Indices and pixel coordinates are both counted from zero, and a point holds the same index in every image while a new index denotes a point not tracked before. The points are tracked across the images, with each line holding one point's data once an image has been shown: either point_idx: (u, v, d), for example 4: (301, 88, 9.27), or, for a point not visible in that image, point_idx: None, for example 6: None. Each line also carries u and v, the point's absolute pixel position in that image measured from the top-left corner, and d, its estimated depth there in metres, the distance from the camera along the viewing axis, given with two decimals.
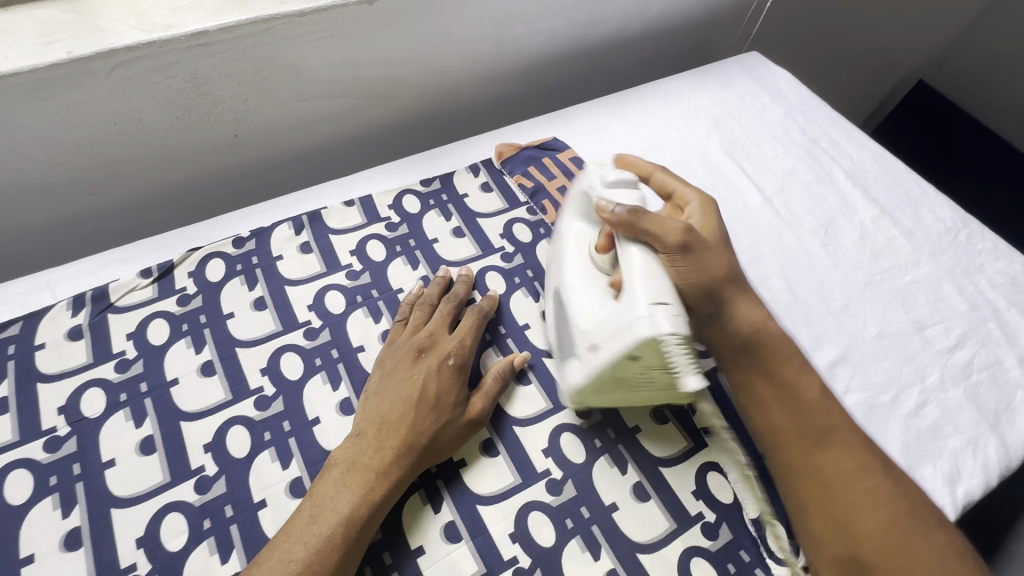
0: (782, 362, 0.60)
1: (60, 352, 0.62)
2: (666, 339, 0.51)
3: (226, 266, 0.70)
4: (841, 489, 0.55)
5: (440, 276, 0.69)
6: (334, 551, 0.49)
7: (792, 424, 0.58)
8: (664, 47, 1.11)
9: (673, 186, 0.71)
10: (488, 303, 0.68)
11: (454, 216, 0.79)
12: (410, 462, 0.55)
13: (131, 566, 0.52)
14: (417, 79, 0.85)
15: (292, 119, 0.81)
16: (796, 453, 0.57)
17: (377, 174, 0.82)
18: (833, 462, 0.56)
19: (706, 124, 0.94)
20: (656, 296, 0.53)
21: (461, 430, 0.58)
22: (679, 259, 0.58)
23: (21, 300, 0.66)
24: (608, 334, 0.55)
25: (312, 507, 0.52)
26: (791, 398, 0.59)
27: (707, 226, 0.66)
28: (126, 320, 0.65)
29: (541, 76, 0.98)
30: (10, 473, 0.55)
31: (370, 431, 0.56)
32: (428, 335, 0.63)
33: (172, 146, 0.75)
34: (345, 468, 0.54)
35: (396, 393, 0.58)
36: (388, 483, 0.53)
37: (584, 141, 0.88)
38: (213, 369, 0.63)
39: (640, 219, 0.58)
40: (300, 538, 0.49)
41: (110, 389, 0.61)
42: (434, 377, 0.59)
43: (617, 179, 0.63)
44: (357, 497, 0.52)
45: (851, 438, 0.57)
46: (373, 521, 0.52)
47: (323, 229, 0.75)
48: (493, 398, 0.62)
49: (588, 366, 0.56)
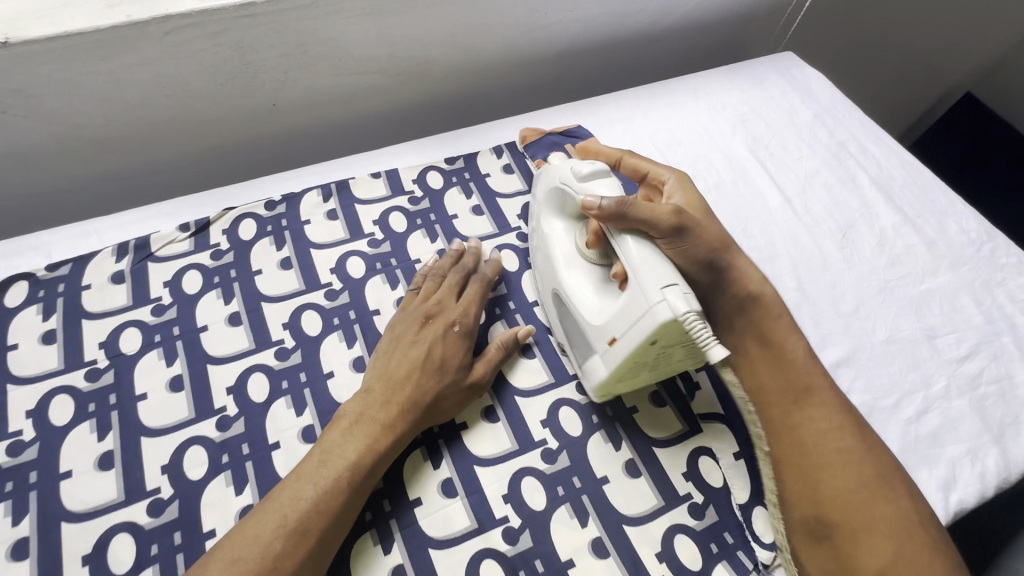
0: (772, 327, 0.64)
1: (104, 293, 0.68)
2: (687, 317, 0.51)
3: (258, 226, 0.75)
4: (816, 446, 0.58)
5: (452, 248, 0.72)
6: (341, 493, 0.53)
7: (776, 386, 0.62)
8: (696, 42, 1.11)
9: (644, 168, 0.74)
10: (492, 270, 0.71)
11: (474, 195, 0.81)
12: (414, 418, 0.58)
13: (156, 489, 0.57)
14: (449, 60, 0.88)
15: (328, 93, 0.84)
16: (778, 413, 0.60)
17: (405, 150, 0.85)
18: (810, 423, 0.59)
19: (732, 121, 0.94)
20: (664, 279, 0.53)
21: (465, 392, 0.62)
22: (676, 241, 0.60)
23: (73, 245, 0.71)
24: (625, 326, 0.56)
25: (321, 453, 0.55)
26: (775, 359, 0.63)
27: (690, 203, 0.70)
28: (164, 269, 0.70)
29: (571, 66, 1.00)
30: (53, 398, 0.61)
31: (378, 388, 0.59)
32: (435, 303, 0.66)
33: (217, 110, 0.79)
34: (354, 419, 0.57)
35: (405, 354, 0.61)
36: (393, 435, 0.57)
37: (609, 130, 0.90)
38: (240, 320, 0.68)
39: (630, 209, 0.56)
40: (309, 478, 0.53)
41: (146, 330, 0.66)
42: (440, 342, 0.62)
43: (590, 171, 0.63)
44: (363, 446, 0.56)
45: (829, 399, 0.61)
46: (378, 469, 0.56)
47: (350, 198, 0.78)
48: (496, 365, 0.65)
49: (611, 358, 0.58)
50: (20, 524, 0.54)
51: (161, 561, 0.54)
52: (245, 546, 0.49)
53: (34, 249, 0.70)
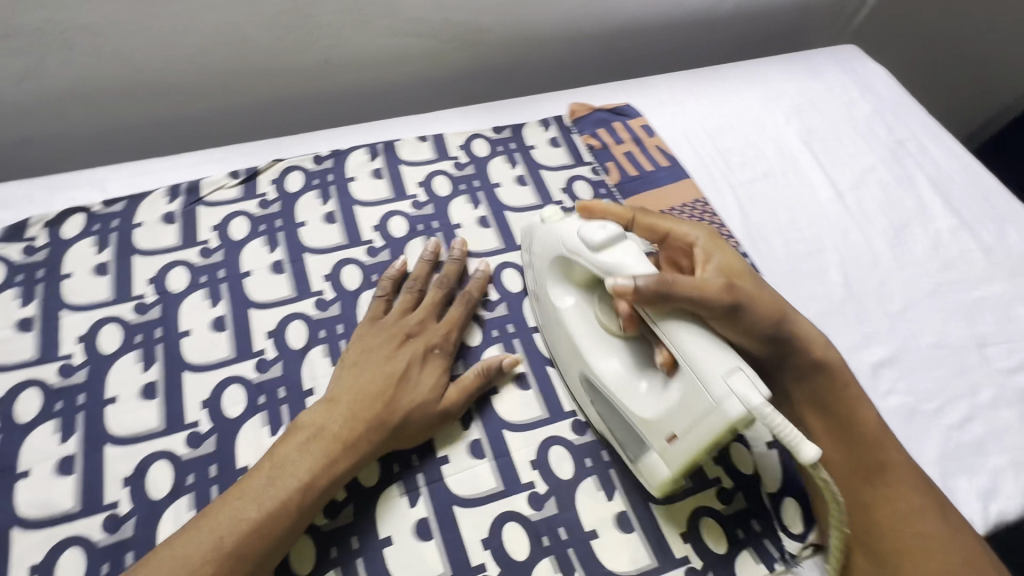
0: (840, 396, 0.59)
1: (155, 232, 0.69)
2: (760, 410, 0.45)
3: (304, 179, 0.75)
4: (895, 528, 0.53)
5: (428, 252, 0.68)
6: (289, 514, 0.50)
7: (848, 462, 0.57)
8: (754, 29, 1.07)
9: (663, 226, 0.63)
10: (477, 288, 0.67)
11: (519, 165, 0.80)
12: (377, 441, 0.55)
13: (195, 422, 0.58)
14: (502, 29, 0.87)
15: (380, 54, 0.84)
16: (847, 489, 0.57)
17: (452, 116, 0.85)
18: (887, 503, 0.55)
19: (786, 111, 0.91)
20: (726, 364, 0.47)
21: (431, 420, 0.58)
22: (728, 318, 0.53)
23: (128, 183, 0.73)
24: (686, 423, 0.50)
25: (272, 468, 0.52)
26: (841, 428, 0.59)
27: (733, 267, 0.60)
28: (212, 213, 0.71)
29: (623, 45, 0.98)
30: (103, 326, 0.63)
31: (344, 401, 0.56)
32: (417, 320, 0.63)
33: (271, 63, 0.80)
34: (312, 434, 0.54)
35: (375, 371, 0.58)
36: (353, 456, 0.54)
37: (659, 112, 0.88)
38: (282, 269, 0.69)
39: (672, 289, 0.50)
40: (254, 496, 0.50)
41: (193, 271, 0.67)
42: (417, 363, 0.60)
43: (604, 240, 0.55)
44: (318, 465, 0.52)
45: (906, 477, 0.56)
46: (331, 490, 0.53)
47: (396, 159, 0.78)
48: (470, 393, 0.61)
49: (673, 458, 0.52)
50: (67, 442, 0.56)
51: (196, 491, 0.55)
52: (174, 568, 0.45)
53: (91, 185, 0.72)
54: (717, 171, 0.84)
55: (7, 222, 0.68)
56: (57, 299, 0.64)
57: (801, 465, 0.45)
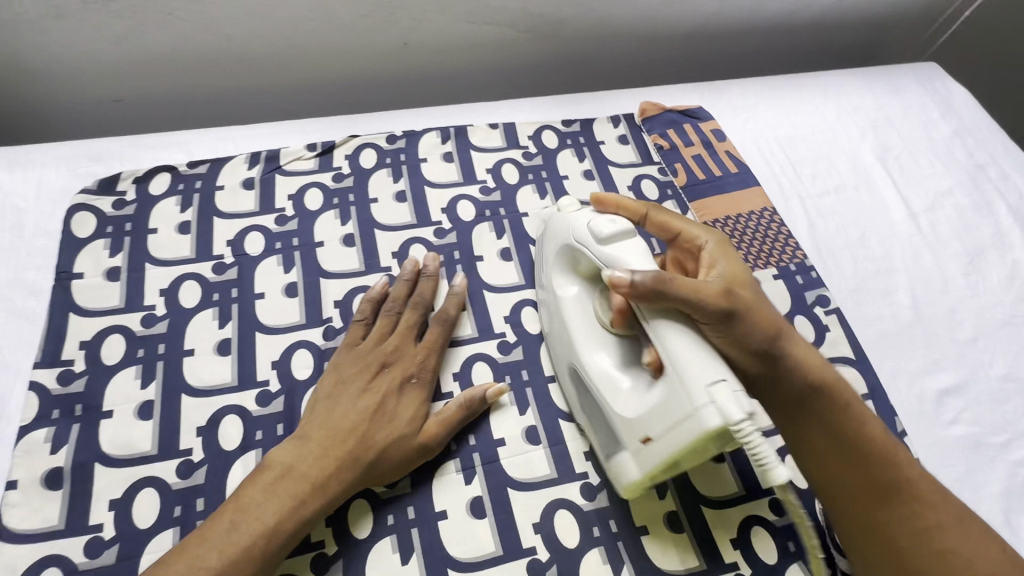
0: (847, 412, 0.52)
1: (235, 196, 0.72)
2: (739, 425, 0.44)
3: (377, 157, 0.77)
4: (917, 546, 0.49)
5: (407, 271, 0.66)
6: (250, 564, 0.48)
7: (855, 482, 0.51)
8: (830, 40, 1.05)
9: (673, 226, 0.59)
10: (454, 305, 0.64)
11: (587, 159, 0.81)
12: (351, 477, 0.53)
13: (265, 381, 0.61)
14: (579, 22, 0.87)
15: (457, 39, 0.85)
16: (860, 509, 0.51)
17: (524, 106, 0.85)
18: (904, 521, 0.49)
19: (862, 126, 0.89)
20: (710, 375, 0.45)
21: (409, 453, 0.55)
22: (722, 326, 0.49)
23: (212, 148, 0.76)
24: (662, 427, 0.49)
25: (235, 511, 0.50)
26: (850, 450, 0.51)
27: (736, 276, 0.54)
28: (290, 183, 0.74)
29: (696, 48, 0.97)
30: (184, 282, 0.66)
31: (315, 438, 0.54)
32: (393, 346, 0.60)
33: (352, 43, 0.82)
34: (280, 474, 0.52)
35: (350, 403, 0.56)
36: (324, 496, 0.52)
37: (731, 117, 0.87)
38: (353, 242, 0.70)
39: (669, 287, 0.48)
40: (215, 545, 0.48)
41: (269, 236, 0.70)
42: (392, 395, 0.57)
43: (611, 234, 0.54)
44: (285, 508, 0.50)
45: (920, 490, 0.50)
46: (298, 534, 0.51)
47: (467, 144, 0.79)
48: (451, 426, 0.57)
49: (646, 460, 0.51)
50: (147, 388, 0.59)
51: (264, 446, 0.57)
52: None
53: (177, 146, 0.75)
54: (786, 181, 0.83)
55: (99, 174, 0.72)
56: (143, 252, 0.67)
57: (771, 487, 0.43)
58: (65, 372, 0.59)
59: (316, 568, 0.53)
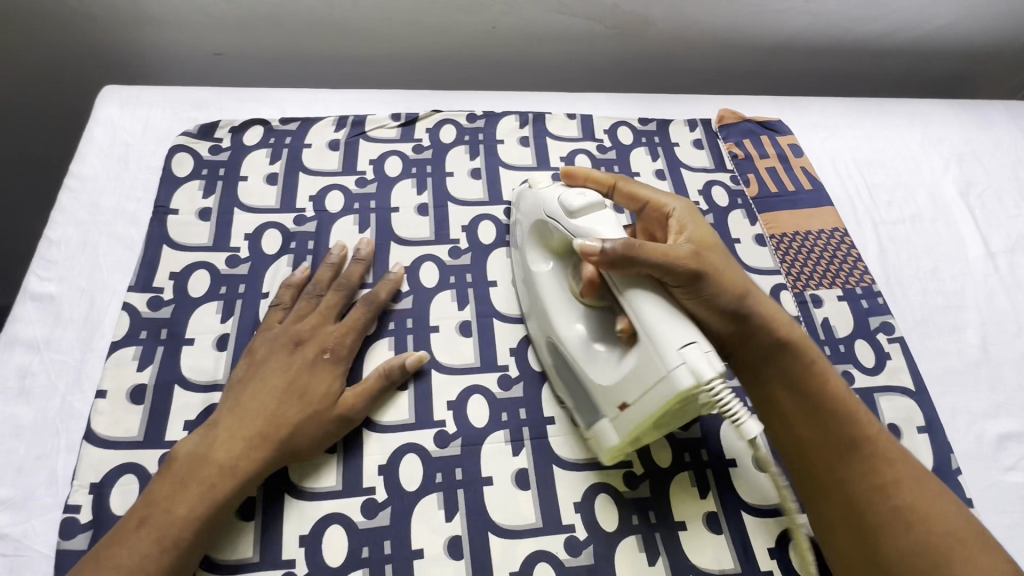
0: (811, 370, 0.55)
1: (321, 155, 0.75)
2: (710, 382, 0.47)
3: (456, 133, 0.79)
4: (869, 499, 0.51)
5: (335, 256, 0.66)
6: (161, 556, 0.48)
7: (816, 436, 0.54)
8: (919, 67, 1.02)
9: (642, 195, 0.62)
10: (385, 289, 0.65)
11: (660, 159, 0.81)
12: (263, 454, 0.53)
13: None
14: (667, 24, 0.88)
15: (544, 29, 0.87)
16: (819, 466, 0.53)
17: (602, 101, 0.86)
18: (856, 476, 0.52)
19: (947, 158, 0.87)
20: (682, 339, 0.48)
21: (326, 426, 0.56)
22: (691, 287, 0.52)
23: (305, 108, 0.79)
24: (636, 393, 0.51)
25: (146, 507, 0.50)
26: (812, 411, 0.54)
27: (705, 238, 0.57)
28: (372, 148, 0.77)
29: (779, 62, 0.96)
30: (266, 229, 0.69)
31: (222, 424, 0.54)
32: (309, 326, 0.60)
33: (444, 22, 0.85)
34: (189, 462, 0.52)
35: (261, 383, 0.56)
36: (235, 478, 0.52)
37: (810, 134, 0.86)
38: (427, 212, 0.73)
39: (638, 254, 0.50)
40: (127, 544, 0.48)
41: (348, 196, 0.73)
42: (306, 370, 0.57)
43: (580, 206, 0.56)
44: (196, 496, 0.50)
45: (877, 447, 0.53)
46: (216, 519, 0.51)
47: (543, 130, 0.81)
48: (370, 398, 0.58)
49: (625, 425, 0.53)
50: (226, 322, 0.63)
51: None
52: None
53: (271, 103, 0.79)
54: (861, 205, 0.81)
55: (200, 120, 0.76)
56: (233, 198, 0.71)
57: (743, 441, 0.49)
58: (155, 298, 0.63)
59: (365, 511, 0.55)
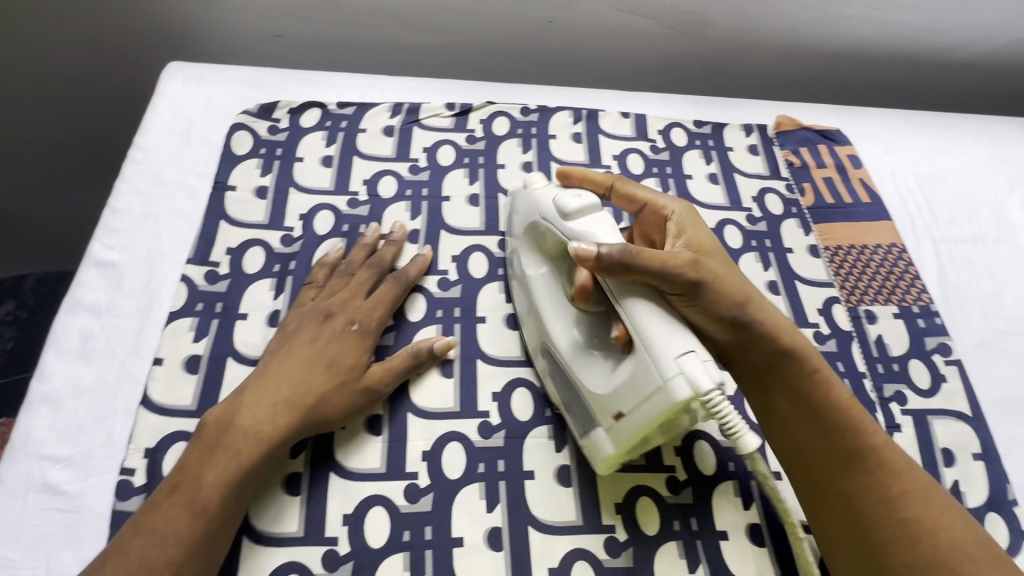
0: (817, 378, 0.53)
1: (375, 140, 0.76)
2: (709, 394, 0.45)
3: (510, 126, 0.79)
4: (874, 505, 0.50)
5: (370, 237, 0.66)
6: (193, 519, 0.48)
7: (819, 442, 0.52)
8: (985, 83, 0.98)
9: (640, 195, 0.59)
10: (415, 269, 0.65)
11: (714, 163, 0.80)
12: (292, 422, 0.53)
13: None
14: (727, 26, 0.86)
15: (602, 26, 0.86)
16: (822, 473, 0.52)
17: (657, 101, 0.85)
18: (860, 482, 0.50)
19: (1014, 178, 0.84)
20: (678, 347, 0.46)
21: (352, 397, 0.56)
22: (690, 296, 0.49)
23: (361, 93, 0.80)
24: (631, 401, 0.49)
25: (177, 474, 0.50)
26: (816, 418, 0.52)
27: (701, 244, 0.55)
28: (426, 137, 0.77)
29: (839, 70, 0.94)
30: (319, 211, 0.70)
31: (247, 392, 0.55)
32: (341, 299, 0.61)
33: (502, 15, 0.85)
34: (217, 427, 0.52)
35: (288, 354, 0.57)
36: (260, 444, 0.52)
37: (869, 146, 0.84)
38: (478, 202, 0.73)
39: (634, 261, 0.46)
40: (156, 510, 0.48)
41: (400, 182, 0.73)
42: (334, 342, 0.58)
43: (578, 209, 0.53)
44: (224, 461, 0.51)
45: (881, 453, 0.51)
46: (244, 485, 0.51)
47: (597, 127, 0.80)
48: (400, 374, 0.59)
49: (620, 434, 0.52)
50: (277, 299, 0.64)
51: None
52: None
53: (329, 87, 0.80)
54: (920, 221, 0.79)
55: (260, 101, 0.77)
56: (289, 177, 0.72)
57: (743, 454, 0.47)
58: (211, 272, 0.64)
59: (407, 495, 0.55)
